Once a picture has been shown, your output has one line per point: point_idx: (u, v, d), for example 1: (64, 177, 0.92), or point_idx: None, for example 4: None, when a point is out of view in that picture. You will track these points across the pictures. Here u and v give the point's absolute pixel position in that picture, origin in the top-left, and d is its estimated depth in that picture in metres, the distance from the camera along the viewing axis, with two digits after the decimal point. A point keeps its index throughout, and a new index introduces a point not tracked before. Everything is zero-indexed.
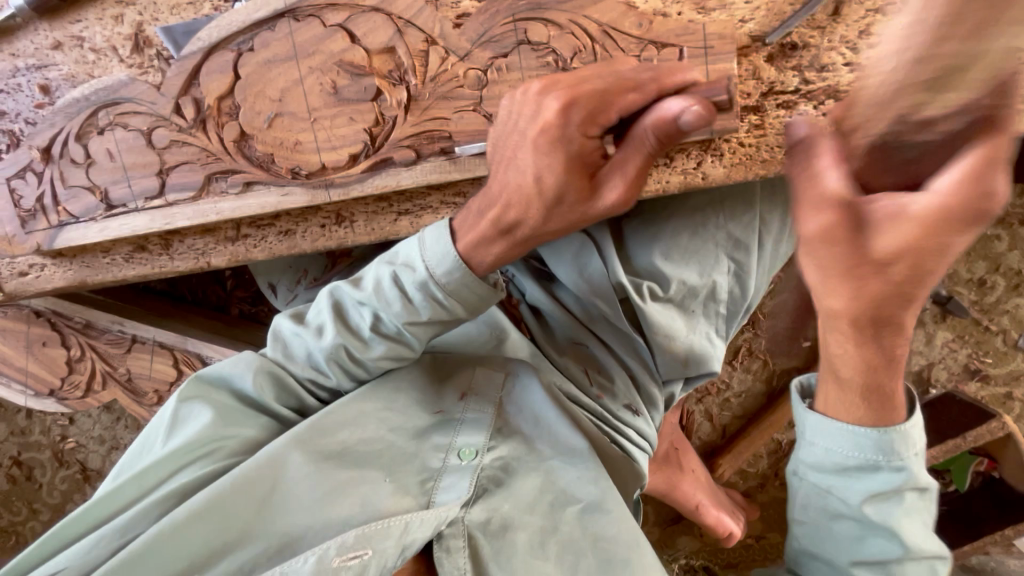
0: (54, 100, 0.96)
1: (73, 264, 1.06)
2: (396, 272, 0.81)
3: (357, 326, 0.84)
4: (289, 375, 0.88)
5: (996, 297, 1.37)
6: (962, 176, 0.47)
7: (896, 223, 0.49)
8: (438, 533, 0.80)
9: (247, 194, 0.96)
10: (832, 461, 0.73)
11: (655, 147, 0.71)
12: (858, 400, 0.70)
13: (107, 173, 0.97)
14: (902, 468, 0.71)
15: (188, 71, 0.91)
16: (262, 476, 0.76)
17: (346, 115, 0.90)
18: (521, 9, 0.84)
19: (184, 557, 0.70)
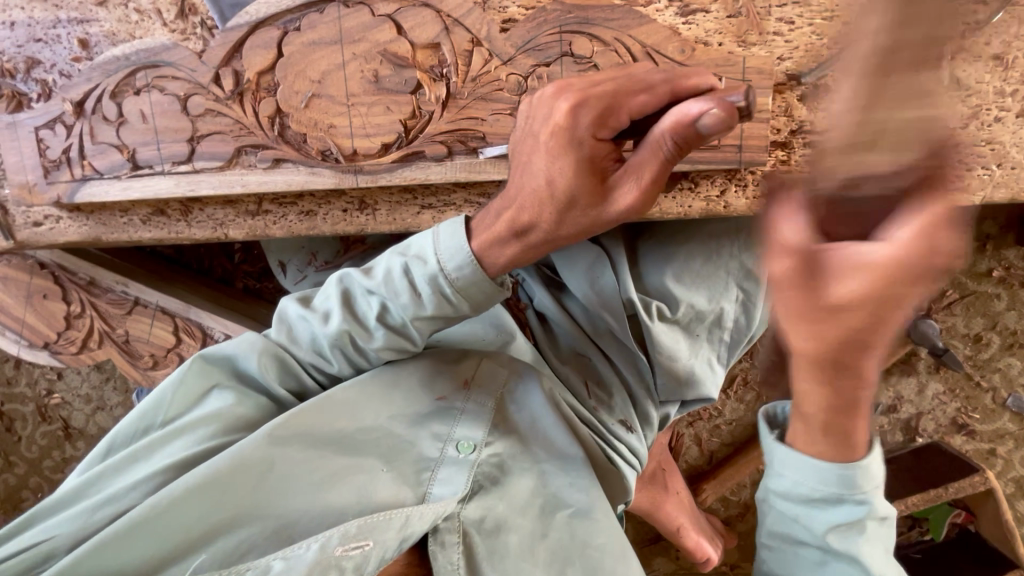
0: (92, 55, 0.97)
1: (89, 219, 1.06)
2: (408, 263, 0.80)
3: (363, 313, 0.83)
4: (291, 355, 0.87)
5: (990, 354, 1.39)
6: (915, 229, 0.38)
7: (851, 274, 0.40)
8: (435, 527, 0.81)
9: (275, 170, 0.96)
10: (798, 493, 0.71)
11: (673, 152, 0.64)
12: (821, 440, 0.65)
13: (138, 134, 0.97)
14: (864, 501, 0.70)
15: (232, 44, 0.92)
16: (257, 456, 0.76)
17: (384, 104, 0.91)
18: (568, 21, 0.86)
19: (184, 531, 0.71)
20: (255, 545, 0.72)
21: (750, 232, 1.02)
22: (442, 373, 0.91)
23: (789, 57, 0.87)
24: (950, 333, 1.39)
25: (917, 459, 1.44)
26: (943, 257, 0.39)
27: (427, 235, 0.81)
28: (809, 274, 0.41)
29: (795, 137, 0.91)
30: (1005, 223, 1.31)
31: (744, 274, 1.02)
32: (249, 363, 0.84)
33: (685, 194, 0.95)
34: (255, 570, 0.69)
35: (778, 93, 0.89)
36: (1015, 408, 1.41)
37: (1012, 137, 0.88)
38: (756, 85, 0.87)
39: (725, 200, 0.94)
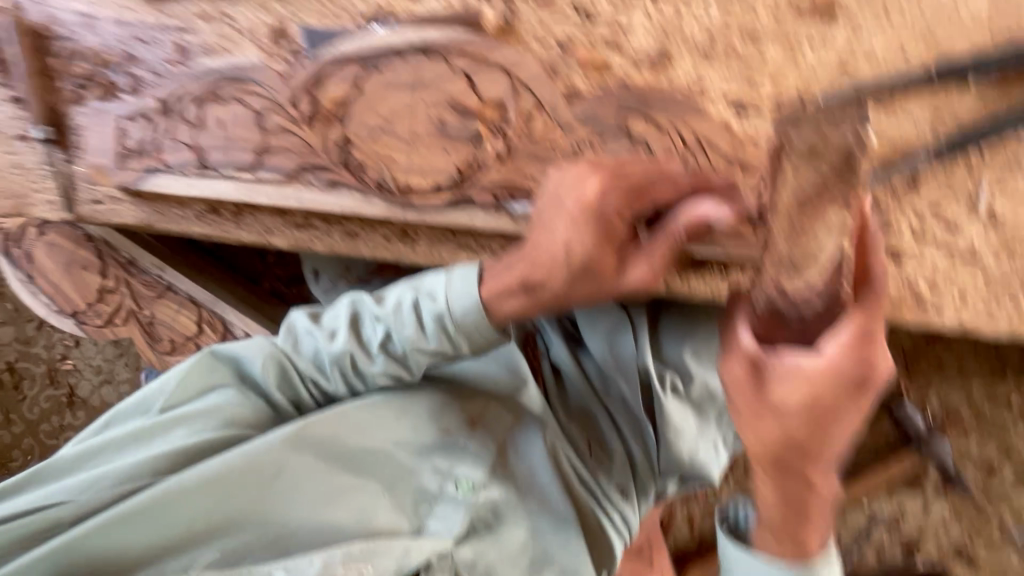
0: (186, 61, 0.99)
1: (146, 207, 1.15)
2: (418, 299, 0.85)
3: (369, 341, 0.87)
4: (294, 368, 0.89)
5: (1000, 486, 1.36)
6: (838, 347, 0.66)
7: (789, 381, 0.68)
8: (427, 563, 0.83)
9: (330, 192, 1.05)
10: None
11: (683, 238, 0.83)
12: (772, 539, 0.79)
13: (214, 139, 1.04)
14: None
15: (317, 73, 0.95)
16: (268, 460, 0.80)
17: (442, 147, 0.97)
18: (630, 101, 0.90)
19: (184, 522, 0.76)
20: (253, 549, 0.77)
21: None
22: (451, 407, 0.92)
23: None
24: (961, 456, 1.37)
25: None
26: (874, 373, 0.67)
27: (439, 276, 0.87)
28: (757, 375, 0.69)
29: None
30: None
31: None
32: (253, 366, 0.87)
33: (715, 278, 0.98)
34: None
35: None
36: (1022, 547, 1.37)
37: None
38: None
39: None
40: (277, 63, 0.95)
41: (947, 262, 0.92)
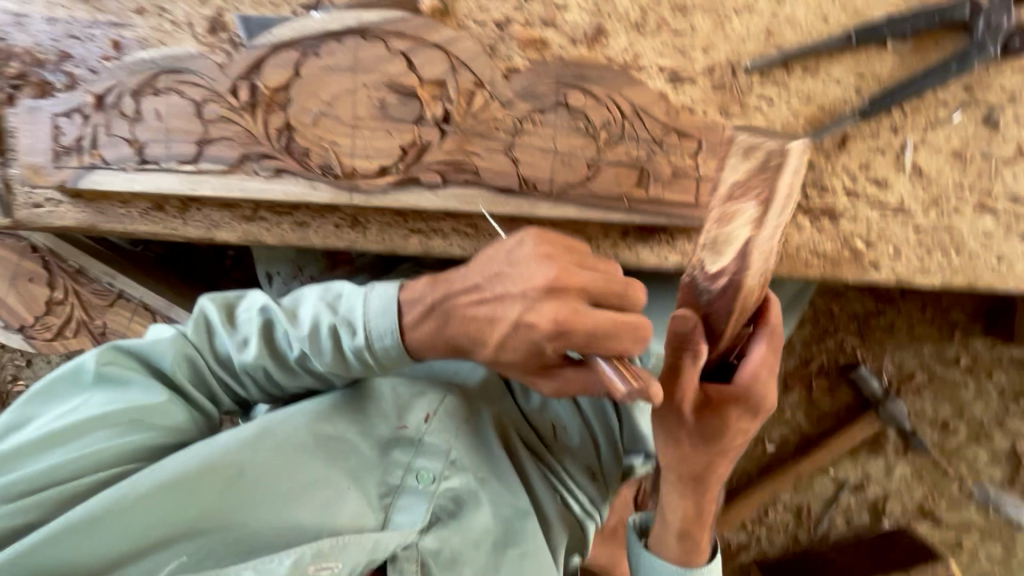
0: (121, 56, 1.01)
1: (87, 207, 1.09)
2: (337, 326, 0.77)
3: (282, 350, 0.82)
4: (205, 363, 0.84)
5: (957, 442, 1.43)
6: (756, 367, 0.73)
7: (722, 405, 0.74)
8: (393, 554, 0.83)
9: (275, 179, 1.00)
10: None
11: None
12: (676, 542, 0.85)
13: (151, 132, 1.00)
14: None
15: (253, 59, 0.96)
16: (224, 465, 0.76)
17: (385, 128, 0.95)
18: (566, 76, 0.92)
19: (127, 537, 0.70)
20: (212, 552, 0.73)
21: None
22: (408, 401, 0.92)
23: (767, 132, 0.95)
24: (918, 416, 1.44)
25: (882, 541, 1.43)
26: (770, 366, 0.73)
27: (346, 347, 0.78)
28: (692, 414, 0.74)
29: None
30: (974, 313, 1.41)
31: None
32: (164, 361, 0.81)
33: (662, 246, 0.99)
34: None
35: None
36: (980, 499, 1.43)
37: (969, 227, 0.93)
38: None
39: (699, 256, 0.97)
40: (177, 64, 0.99)
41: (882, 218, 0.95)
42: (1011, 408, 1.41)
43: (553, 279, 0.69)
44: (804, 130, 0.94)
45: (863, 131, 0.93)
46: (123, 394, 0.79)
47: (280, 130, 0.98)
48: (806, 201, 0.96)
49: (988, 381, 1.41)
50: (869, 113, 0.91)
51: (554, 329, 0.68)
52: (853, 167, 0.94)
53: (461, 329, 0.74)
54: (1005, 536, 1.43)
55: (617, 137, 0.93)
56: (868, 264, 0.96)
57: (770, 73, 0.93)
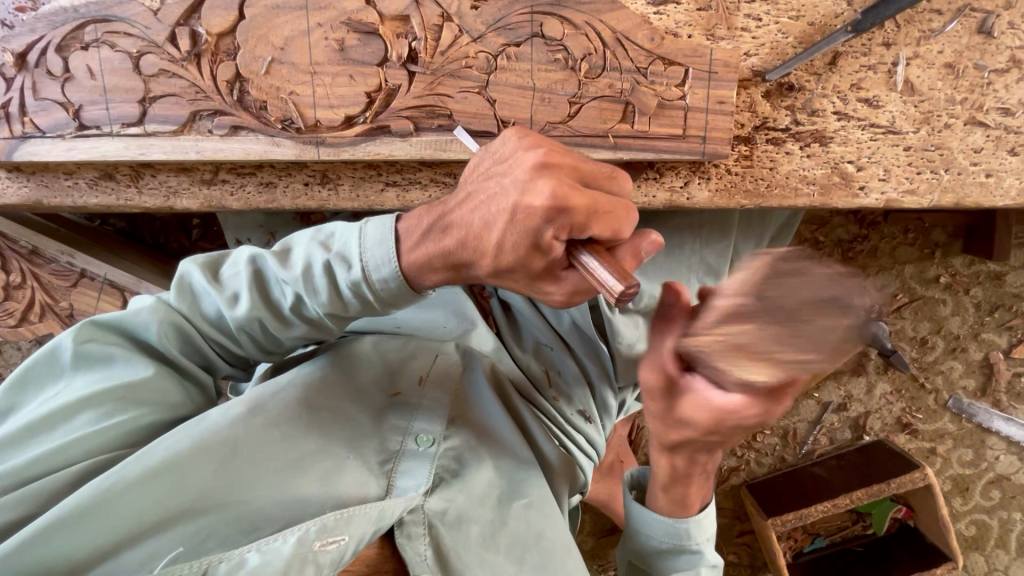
0: (37, 6, 0.90)
1: (30, 181, 1.00)
2: (331, 262, 0.72)
3: (276, 299, 0.76)
4: (193, 327, 0.78)
5: (934, 356, 1.49)
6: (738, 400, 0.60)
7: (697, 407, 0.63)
8: (400, 520, 0.80)
9: (232, 137, 0.91)
10: (654, 545, 0.87)
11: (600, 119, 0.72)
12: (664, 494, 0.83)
13: (85, 92, 0.91)
14: (698, 551, 0.85)
15: (190, 2, 0.86)
16: (221, 441, 0.76)
17: (348, 74, 0.87)
18: (540, 2, 0.84)
19: (131, 518, 0.69)
20: (215, 532, 0.72)
21: (711, 228, 1.07)
22: (399, 370, 0.95)
23: (755, 54, 0.89)
24: (899, 335, 1.48)
25: (863, 455, 1.50)
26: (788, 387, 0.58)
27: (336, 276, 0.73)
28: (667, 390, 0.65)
29: (758, 132, 0.92)
30: (953, 232, 1.42)
31: (704, 270, 1.07)
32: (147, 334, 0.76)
33: (649, 184, 0.95)
34: (228, 563, 0.67)
35: (743, 88, 0.91)
36: (955, 408, 1.50)
37: (960, 144, 0.91)
38: (721, 77, 0.87)
39: (688, 191, 0.94)
40: (102, 11, 0.88)
41: (873, 139, 0.92)
42: (986, 322, 1.45)
43: (542, 159, 0.63)
44: (794, 49, 0.89)
45: (852, 47, 0.89)
46: (110, 372, 0.76)
47: (229, 83, 0.89)
48: (795, 125, 0.92)
49: (966, 296, 1.45)
50: (859, 29, 0.84)
51: (552, 205, 0.60)
52: (845, 87, 0.90)
53: (458, 252, 0.67)
54: (977, 441, 1.51)
55: (599, 68, 0.87)
56: (860, 188, 0.94)
57: None
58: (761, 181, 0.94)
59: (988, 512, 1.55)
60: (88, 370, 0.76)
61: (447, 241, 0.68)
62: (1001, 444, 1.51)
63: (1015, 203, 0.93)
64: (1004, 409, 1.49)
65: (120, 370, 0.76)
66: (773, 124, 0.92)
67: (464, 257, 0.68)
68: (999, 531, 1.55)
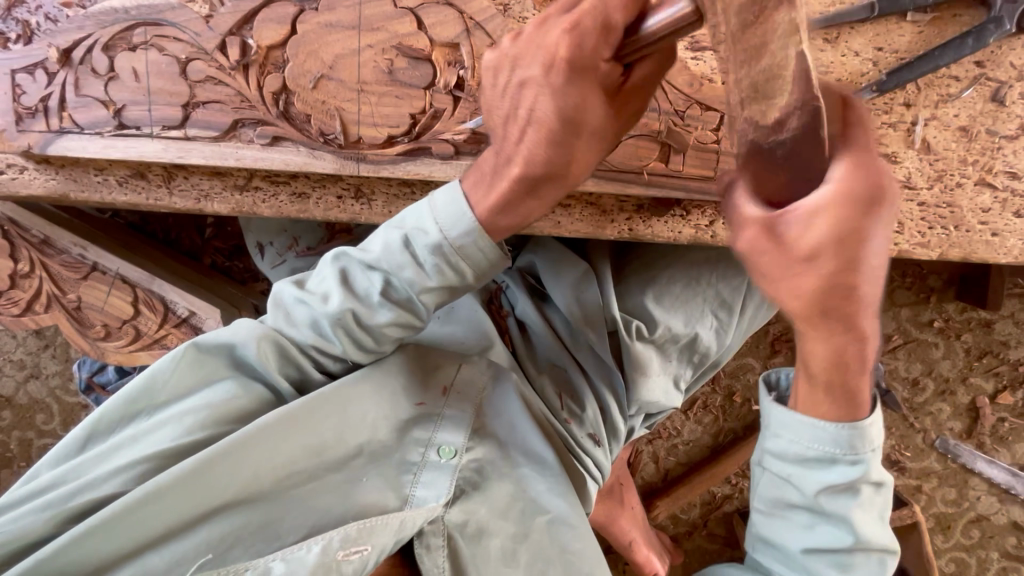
0: (85, 3, 0.90)
1: (59, 174, 0.99)
2: (408, 236, 0.79)
3: (364, 288, 0.80)
4: (290, 342, 0.83)
5: (923, 398, 1.55)
6: (844, 167, 0.52)
7: (811, 221, 0.52)
8: (421, 530, 0.84)
9: (273, 147, 0.92)
10: (794, 452, 0.67)
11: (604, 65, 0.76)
12: (823, 395, 0.64)
13: (128, 92, 0.91)
14: (861, 461, 0.64)
15: (243, 13, 0.88)
16: (248, 450, 0.76)
17: (395, 95, 0.89)
18: None
19: (163, 521, 0.72)
20: (238, 541, 0.75)
21: (729, 264, 1.10)
22: (422, 380, 0.93)
23: None
24: (892, 374, 1.54)
25: None
26: (886, 190, 0.52)
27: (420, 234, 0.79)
28: (770, 229, 0.55)
29: None
30: (947, 280, 1.49)
31: (719, 304, 1.10)
32: (246, 351, 0.80)
33: (676, 220, 0.99)
34: (254, 570, 0.71)
35: None
36: (942, 448, 1.56)
37: (969, 203, 0.96)
38: None
39: (713, 230, 0.98)
40: (151, 13, 0.89)
41: None
42: (975, 367, 1.52)
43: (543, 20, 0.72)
44: None
45: (877, 105, 0.94)
46: (204, 393, 0.80)
47: (274, 96, 0.90)
48: None
49: (957, 341, 1.51)
50: (884, 89, 0.91)
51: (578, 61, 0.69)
52: None
53: None
54: (961, 481, 1.57)
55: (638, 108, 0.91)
56: None
57: None
58: None
59: (967, 550, 1.59)
60: (182, 388, 0.80)
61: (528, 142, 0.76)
62: (984, 486, 1.56)
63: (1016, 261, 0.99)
64: (988, 452, 1.55)
65: (215, 391, 0.80)
66: None
67: (545, 161, 0.76)
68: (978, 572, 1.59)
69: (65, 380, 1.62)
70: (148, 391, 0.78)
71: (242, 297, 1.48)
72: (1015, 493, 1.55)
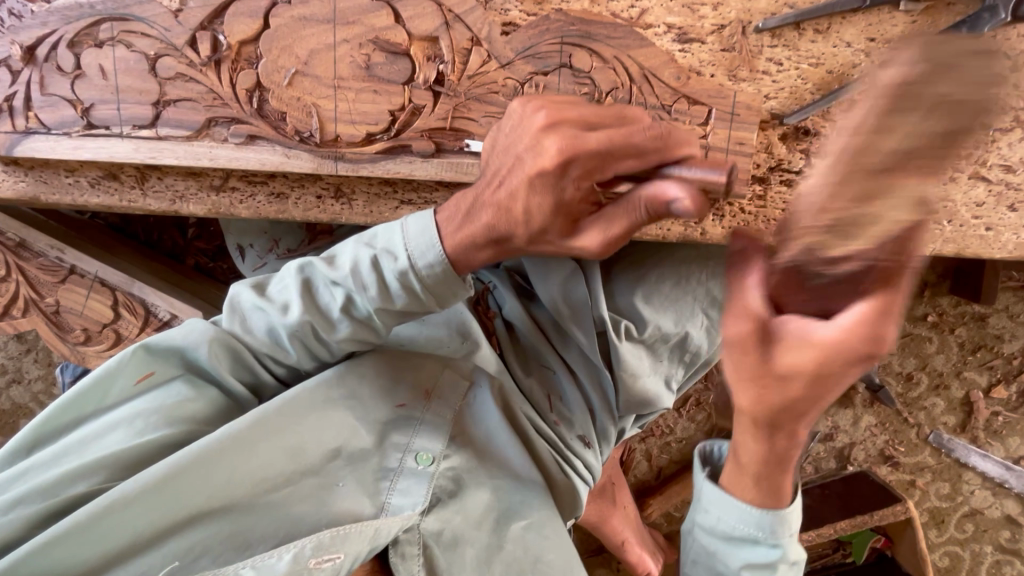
0: None
1: (28, 176, 0.96)
2: (376, 257, 0.75)
3: (326, 304, 0.78)
4: (246, 347, 0.82)
5: (918, 393, 1.53)
6: (859, 317, 0.51)
7: (799, 347, 0.53)
8: (394, 539, 0.83)
9: (248, 147, 0.89)
10: (722, 530, 0.75)
11: (645, 217, 0.62)
12: (750, 483, 0.71)
13: (95, 91, 0.88)
14: (778, 545, 0.74)
15: (214, 7, 0.85)
16: (217, 455, 0.75)
17: (373, 91, 0.87)
18: (570, 34, 0.85)
19: (130, 532, 0.70)
20: (209, 550, 0.73)
21: (719, 262, 1.08)
22: (404, 381, 0.92)
23: (774, 97, 0.90)
24: (886, 369, 1.53)
25: (847, 485, 1.54)
26: (884, 349, 0.51)
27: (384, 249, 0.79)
28: (762, 337, 0.55)
29: (772, 172, 0.95)
30: (942, 273, 1.48)
31: (710, 302, 1.08)
32: (196, 353, 0.79)
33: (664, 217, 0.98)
34: None
35: (761, 130, 0.93)
36: (935, 443, 1.55)
37: (962, 197, 0.95)
38: (743, 120, 0.90)
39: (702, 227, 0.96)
40: (117, 8, 0.85)
41: None
42: (969, 361, 1.50)
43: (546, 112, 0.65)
44: (813, 94, 0.90)
45: None
46: (163, 392, 0.80)
47: (247, 93, 0.87)
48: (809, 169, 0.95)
49: (952, 335, 1.50)
50: None
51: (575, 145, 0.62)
52: None
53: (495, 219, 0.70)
54: (955, 475, 1.56)
55: (623, 102, 0.88)
56: None
57: (780, 32, 0.88)
58: (772, 221, 0.97)
59: (961, 544, 1.59)
60: (135, 391, 0.79)
61: (521, 187, 0.65)
62: (977, 480, 1.55)
63: (1010, 256, 0.97)
64: (982, 446, 1.54)
65: (167, 394, 0.79)
66: (787, 167, 0.94)
67: (506, 229, 0.70)
68: (972, 565, 1.59)
69: (48, 384, 1.60)
70: (99, 390, 0.78)
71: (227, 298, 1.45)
72: (1008, 487, 1.54)
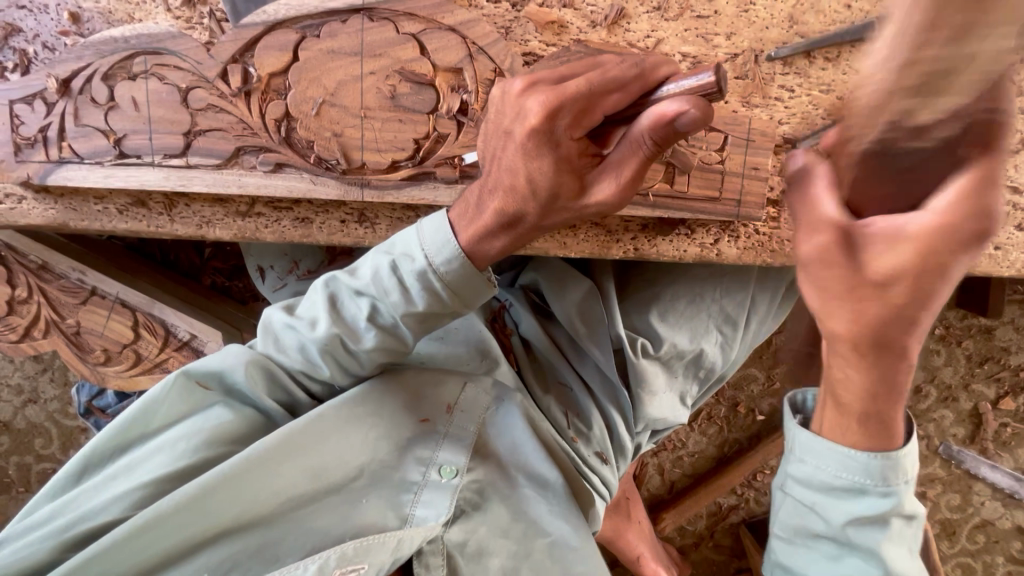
0: (82, 32, 0.89)
1: (58, 203, 0.98)
2: (395, 262, 0.77)
3: (349, 315, 0.80)
4: (279, 367, 0.85)
5: (926, 405, 1.55)
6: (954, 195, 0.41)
7: (898, 245, 0.45)
8: (420, 550, 0.85)
9: (275, 174, 0.92)
10: (820, 481, 0.68)
11: (653, 150, 0.62)
12: (857, 426, 0.64)
13: (128, 121, 0.90)
14: (889, 494, 0.66)
15: (245, 41, 0.87)
16: (246, 473, 0.76)
17: (398, 120, 0.89)
18: None
19: (164, 547, 0.72)
20: (238, 563, 0.75)
21: (732, 279, 1.09)
22: (427, 395, 0.93)
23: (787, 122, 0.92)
24: None
25: None
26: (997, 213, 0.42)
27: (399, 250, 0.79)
28: (849, 243, 0.48)
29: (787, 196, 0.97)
30: None
31: (722, 319, 1.10)
32: (236, 378, 0.81)
33: (682, 239, 1.00)
34: None
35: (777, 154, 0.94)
36: (945, 455, 1.56)
37: None
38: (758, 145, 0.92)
39: (719, 247, 0.98)
40: (150, 42, 0.88)
41: None
42: (976, 373, 1.52)
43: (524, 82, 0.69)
44: None
45: None
46: (202, 415, 0.81)
47: (275, 124, 0.90)
48: None
49: (959, 348, 1.52)
50: None
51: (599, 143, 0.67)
52: None
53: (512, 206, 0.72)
54: (965, 487, 1.57)
55: None
56: None
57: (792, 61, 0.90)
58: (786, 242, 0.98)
59: (973, 555, 1.60)
60: (177, 415, 0.81)
61: (516, 158, 0.69)
62: (988, 491, 1.57)
63: (1018, 275, 0.99)
64: (991, 457, 1.56)
65: (207, 418, 0.80)
66: None
67: (516, 206, 0.72)
68: None
69: (64, 404, 1.61)
70: (144, 417, 0.79)
71: (244, 318, 1.46)
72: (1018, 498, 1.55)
